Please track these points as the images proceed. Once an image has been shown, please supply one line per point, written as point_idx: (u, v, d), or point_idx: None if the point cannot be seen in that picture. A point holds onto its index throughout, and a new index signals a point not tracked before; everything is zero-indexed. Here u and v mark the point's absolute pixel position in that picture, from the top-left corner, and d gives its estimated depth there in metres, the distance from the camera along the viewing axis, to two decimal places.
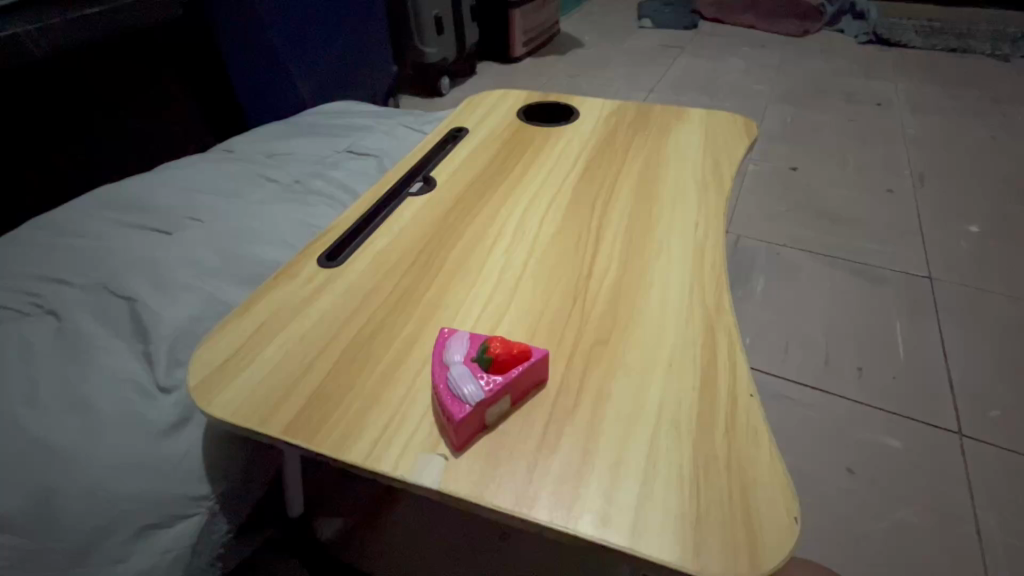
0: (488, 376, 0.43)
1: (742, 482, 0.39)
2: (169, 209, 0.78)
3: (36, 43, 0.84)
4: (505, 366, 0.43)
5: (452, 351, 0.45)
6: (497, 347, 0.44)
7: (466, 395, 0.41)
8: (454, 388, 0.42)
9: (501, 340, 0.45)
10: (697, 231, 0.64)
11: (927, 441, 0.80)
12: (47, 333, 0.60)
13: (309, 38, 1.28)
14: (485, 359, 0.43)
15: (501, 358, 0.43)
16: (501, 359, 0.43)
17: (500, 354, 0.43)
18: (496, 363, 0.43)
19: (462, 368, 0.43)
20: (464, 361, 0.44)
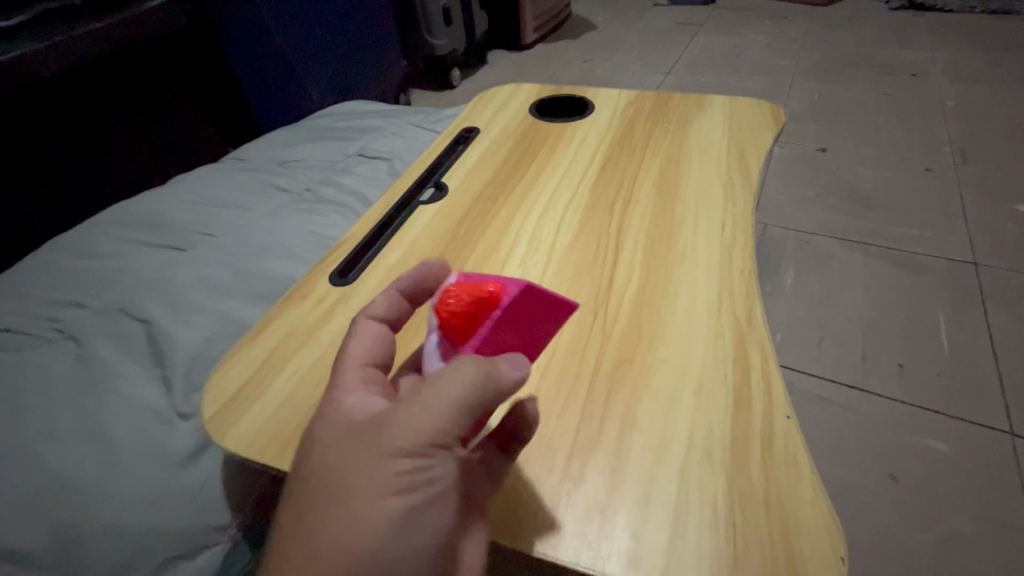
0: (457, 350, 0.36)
1: (783, 516, 0.36)
2: (181, 225, 0.77)
3: (44, 62, 0.84)
4: (469, 323, 0.36)
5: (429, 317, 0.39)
6: (455, 312, 0.36)
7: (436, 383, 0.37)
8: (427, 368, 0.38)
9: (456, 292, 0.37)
10: (724, 232, 0.61)
11: (975, 442, 0.75)
12: (67, 360, 0.60)
13: (316, 37, 1.25)
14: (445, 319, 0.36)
15: (463, 314, 0.36)
16: (459, 317, 0.36)
17: (459, 313, 0.36)
18: (456, 327, 0.36)
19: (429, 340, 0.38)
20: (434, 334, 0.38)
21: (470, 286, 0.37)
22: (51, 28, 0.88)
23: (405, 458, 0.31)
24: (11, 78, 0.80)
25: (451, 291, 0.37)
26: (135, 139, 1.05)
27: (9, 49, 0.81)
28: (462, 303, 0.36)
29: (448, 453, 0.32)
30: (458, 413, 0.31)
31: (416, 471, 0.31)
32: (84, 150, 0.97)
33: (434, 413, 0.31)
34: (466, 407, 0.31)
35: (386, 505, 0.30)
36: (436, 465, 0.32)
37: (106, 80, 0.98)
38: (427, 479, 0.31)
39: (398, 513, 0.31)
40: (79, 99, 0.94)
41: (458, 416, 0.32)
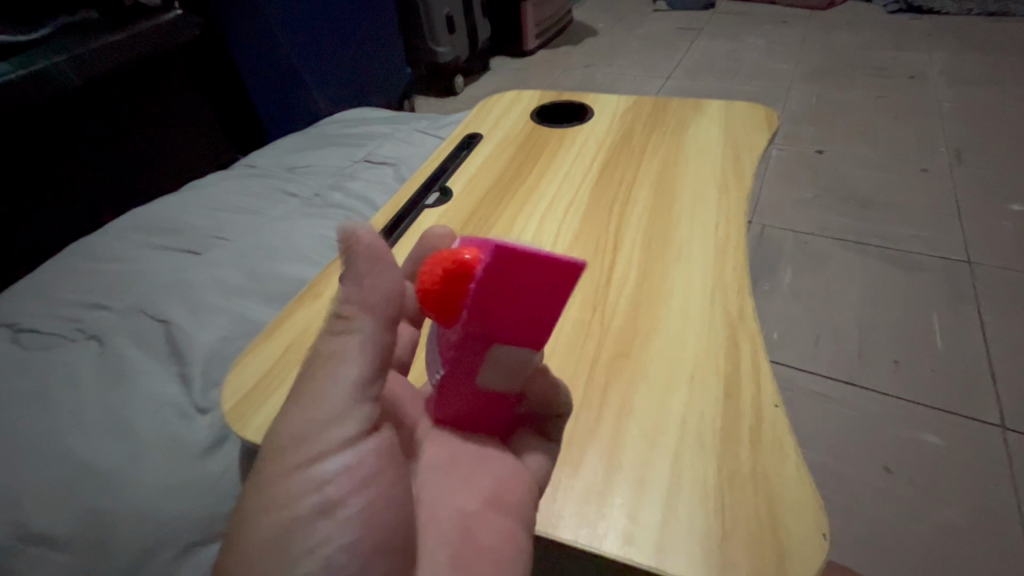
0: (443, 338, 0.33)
1: (769, 496, 0.38)
2: (196, 229, 0.80)
3: (66, 75, 0.87)
4: (442, 310, 0.31)
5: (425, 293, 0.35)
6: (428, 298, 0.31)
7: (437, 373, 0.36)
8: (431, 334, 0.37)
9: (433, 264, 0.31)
10: (718, 232, 0.63)
11: (968, 435, 0.77)
12: (91, 358, 0.62)
13: (323, 47, 1.29)
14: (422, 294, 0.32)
15: (434, 296, 0.31)
16: (430, 300, 0.31)
17: (429, 293, 0.31)
18: (427, 308, 0.32)
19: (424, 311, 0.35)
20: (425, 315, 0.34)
21: (443, 257, 0.31)
22: (72, 43, 0.91)
23: (295, 451, 0.31)
24: (32, 91, 0.83)
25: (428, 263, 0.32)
26: (150, 148, 1.09)
27: (34, 63, 0.85)
28: (433, 280, 0.31)
29: (345, 442, 0.31)
30: (346, 386, 0.32)
31: (310, 462, 0.31)
32: (102, 159, 1.00)
33: (328, 390, 0.32)
34: (357, 374, 0.33)
35: (281, 507, 0.30)
36: (328, 456, 0.31)
37: (124, 92, 1.02)
38: (321, 473, 0.31)
39: (293, 514, 0.30)
40: (98, 110, 0.98)
41: (349, 393, 0.32)
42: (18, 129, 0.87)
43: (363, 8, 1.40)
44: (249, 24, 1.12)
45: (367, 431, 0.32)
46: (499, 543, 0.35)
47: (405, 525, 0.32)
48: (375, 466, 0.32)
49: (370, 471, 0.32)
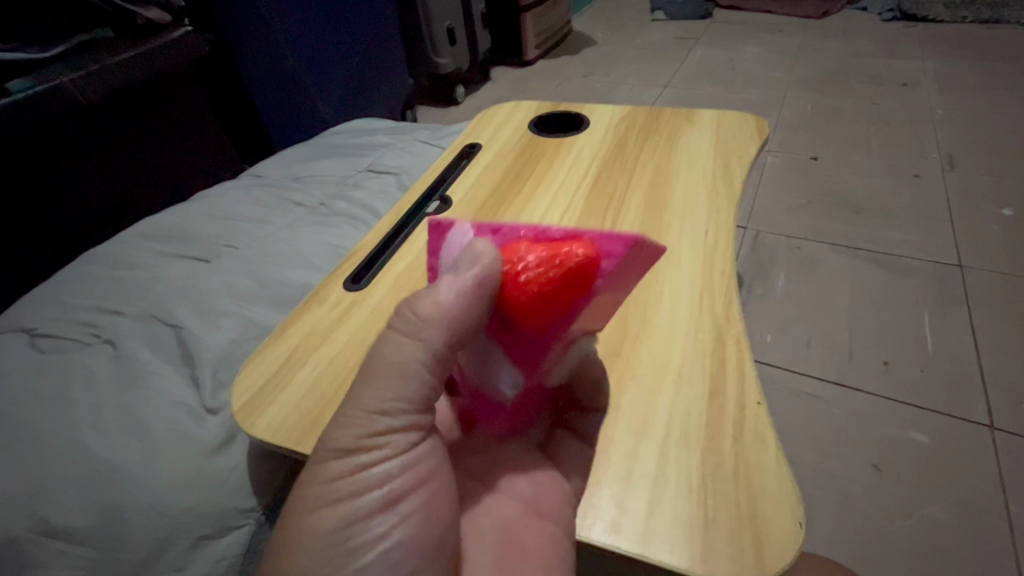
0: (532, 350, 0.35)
1: (749, 487, 0.41)
2: (206, 238, 0.83)
3: (82, 90, 0.91)
4: (549, 313, 0.33)
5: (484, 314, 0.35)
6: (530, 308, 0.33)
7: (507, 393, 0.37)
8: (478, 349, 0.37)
9: (528, 265, 0.33)
10: (706, 237, 0.66)
11: (955, 435, 0.79)
12: (106, 361, 0.65)
13: (326, 59, 1.33)
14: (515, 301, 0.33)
15: (544, 297, 0.32)
16: (536, 305, 0.33)
17: (538, 293, 0.32)
18: (529, 306, 0.33)
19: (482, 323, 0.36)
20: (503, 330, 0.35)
21: (546, 262, 0.33)
22: (86, 59, 0.95)
23: (348, 457, 0.34)
24: (51, 106, 0.86)
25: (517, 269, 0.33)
26: (160, 159, 1.12)
27: (51, 79, 0.88)
28: (542, 280, 0.32)
29: (398, 448, 0.34)
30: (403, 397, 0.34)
31: (366, 466, 0.34)
32: (114, 171, 1.03)
33: (385, 400, 0.34)
34: (415, 387, 0.35)
35: (335, 508, 0.33)
36: (381, 460, 0.34)
37: (135, 105, 1.05)
38: (374, 476, 0.33)
39: (347, 513, 0.33)
40: (110, 123, 1.01)
41: (407, 402, 0.35)
42: (37, 142, 0.90)
43: (366, 23, 1.45)
44: (257, 35, 1.15)
45: (419, 437, 0.35)
46: (540, 546, 0.38)
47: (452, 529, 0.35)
48: (424, 471, 0.35)
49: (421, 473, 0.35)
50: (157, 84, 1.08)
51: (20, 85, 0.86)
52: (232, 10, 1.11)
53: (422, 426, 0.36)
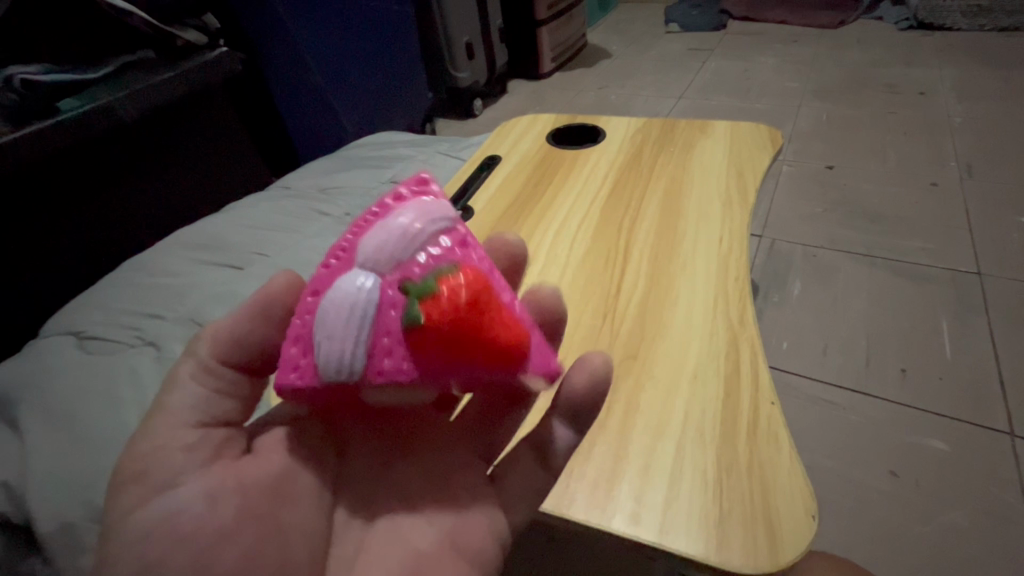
0: (391, 356, 0.32)
1: (763, 483, 0.43)
2: (239, 246, 0.88)
3: (126, 109, 0.96)
4: (440, 354, 0.32)
5: (371, 278, 0.33)
6: (435, 335, 0.32)
7: (326, 377, 0.33)
8: (347, 269, 0.35)
9: (467, 285, 0.33)
10: (721, 245, 0.68)
11: (975, 442, 0.79)
12: (150, 362, 0.69)
13: (351, 76, 1.40)
14: (430, 295, 0.32)
15: (442, 331, 0.31)
16: (438, 342, 0.32)
17: (449, 317, 0.32)
18: (436, 339, 0.32)
19: (386, 267, 0.34)
20: (372, 310, 0.33)
21: (482, 306, 0.32)
22: (129, 80, 1.00)
23: (136, 491, 0.32)
24: (97, 125, 0.92)
25: (460, 280, 0.33)
26: (193, 172, 1.17)
27: (99, 99, 0.93)
28: (465, 313, 0.32)
29: (183, 474, 0.33)
30: (189, 414, 0.35)
31: (157, 488, 0.32)
32: (151, 184, 1.09)
33: (177, 419, 0.34)
34: (197, 403, 0.35)
35: (134, 531, 0.31)
36: (170, 481, 0.32)
37: (172, 122, 1.10)
38: (167, 507, 0.32)
39: (142, 530, 0.31)
40: (148, 139, 1.06)
41: (187, 424, 0.35)
42: (82, 157, 0.96)
43: (387, 39, 1.50)
44: (287, 57, 1.22)
45: (220, 453, 0.35)
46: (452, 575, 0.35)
47: (281, 545, 0.33)
48: (212, 487, 0.33)
49: (219, 500, 0.32)
50: (194, 102, 1.14)
51: (70, 106, 0.92)
52: (262, 27, 1.16)
53: (211, 445, 0.35)
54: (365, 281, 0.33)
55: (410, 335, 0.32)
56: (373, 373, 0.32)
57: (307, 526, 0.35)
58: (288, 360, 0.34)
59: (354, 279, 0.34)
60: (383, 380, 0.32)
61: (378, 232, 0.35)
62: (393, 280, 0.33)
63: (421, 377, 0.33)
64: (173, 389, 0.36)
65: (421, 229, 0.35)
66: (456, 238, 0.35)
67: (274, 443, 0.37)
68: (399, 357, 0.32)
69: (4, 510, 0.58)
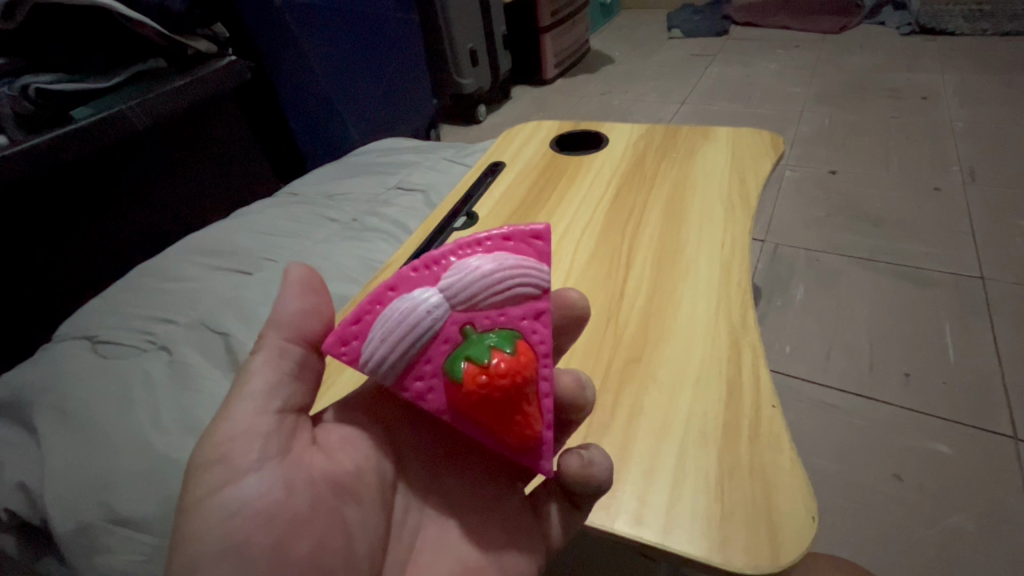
0: (424, 375, 0.38)
1: (765, 484, 0.44)
2: (248, 252, 0.89)
3: (138, 117, 0.98)
4: (464, 408, 0.37)
5: (440, 305, 0.38)
6: (467, 392, 0.36)
7: (366, 367, 0.38)
8: (428, 284, 0.39)
9: (510, 366, 0.36)
10: (723, 250, 0.69)
11: (979, 446, 0.79)
12: (162, 365, 0.71)
13: (357, 84, 1.42)
14: (477, 359, 0.36)
15: (473, 395, 0.36)
16: (466, 401, 0.36)
17: (483, 388, 0.35)
18: (466, 398, 0.36)
19: (459, 305, 0.38)
20: (428, 330, 0.37)
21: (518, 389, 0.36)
22: (141, 89, 1.02)
23: (217, 473, 0.34)
24: (109, 132, 0.94)
25: (508, 357, 0.36)
26: (202, 177, 1.19)
27: (111, 108, 0.95)
28: (496, 392, 0.36)
29: (260, 462, 0.35)
30: (267, 401, 0.37)
31: (233, 477, 0.34)
32: (161, 189, 1.11)
33: (243, 409, 0.36)
34: (272, 389, 0.38)
35: (217, 520, 0.33)
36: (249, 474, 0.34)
37: (182, 129, 1.12)
38: (246, 493, 0.34)
39: (228, 519, 0.33)
40: (159, 145, 1.08)
41: (266, 409, 0.37)
42: (95, 164, 0.97)
43: (393, 47, 1.52)
44: (294, 66, 1.24)
45: (291, 446, 0.37)
46: None
47: (355, 543, 0.36)
48: (290, 485, 0.35)
49: (295, 489, 0.35)
50: (204, 110, 1.15)
51: (83, 114, 0.94)
52: (266, 24, 1.17)
53: (283, 434, 0.37)
54: (436, 306, 0.38)
55: (447, 374, 0.37)
56: (404, 382, 0.38)
57: (368, 523, 0.38)
58: (341, 334, 0.39)
59: (428, 299, 0.38)
60: (408, 392, 0.38)
61: (470, 269, 0.39)
62: (459, 317, 0.38)
63: (440, 409, 0.38)
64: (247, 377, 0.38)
65: (509, 286, 0.39)
66: (531, 310, 0.39)
67: (339, 440, 0.40)
68: (429, 382, 0.38)
69: (22, 511, 0.59)
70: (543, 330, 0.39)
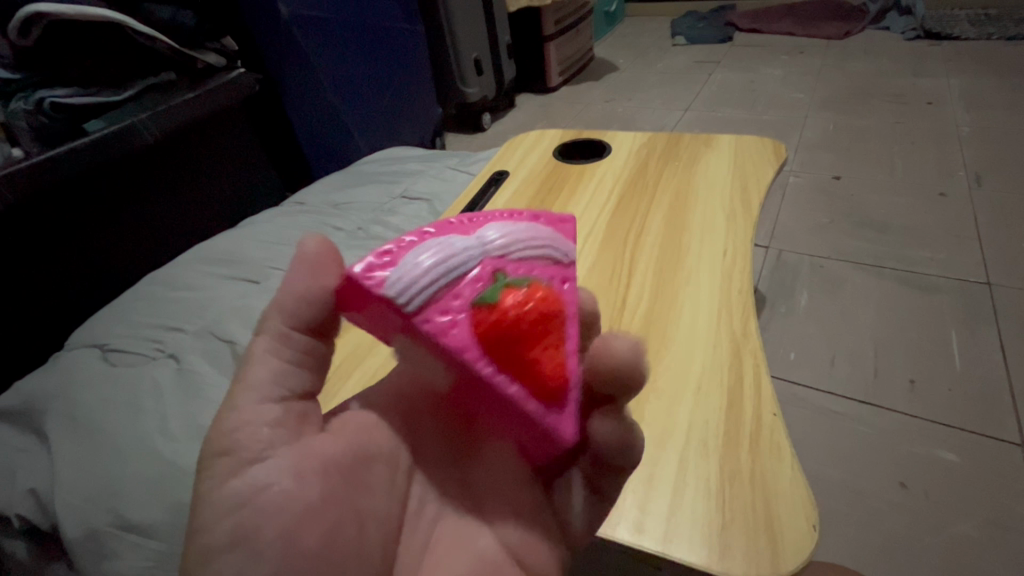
0: (450, 310, 0.37)
1: (765, 492, 0.44)
2: (255, 261, 0.91)
3: (148, 129, 1.00)
4: (496, 343, 0.36)
5: (479, 249, 0.39)
6: (506, 322, 0.36)
7: (391, 294, 0.36)
8: (464, 236, 0.40)
9: (538, 300, 0.37)
10: (724, 258, 0.69)
11: (986, 454, 0.79)
12: (170, 373, 0.72)
13: (363, 94, 1.44)
14: (515, 291, 0.37)
15: (506, 324, 0.36)
16: (500, 334, 0.36)
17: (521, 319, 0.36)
18: (502, 329, 0.36)
19: (493, 252, 0.40)
20: (464, 267, 0.38)
21: (553, 329, 0.37)
22: (151, 102, 1.04)
23: (226, 464, 0.32)
24: (120, 145, 0.96)
25: (545, 294, 0.38)
26: (210, 186, 1.21)
27: (122, 120, 0.97)
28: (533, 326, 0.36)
29: (269, 450, 0.33)
30: (272, 388, 0.35)
31: (242, 468, 0.33)
32: (170, 199, 1.13)
33: (248, 401, 0.34)
34: (277, 376, 0.35)
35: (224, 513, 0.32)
36: (258, 465, 0.33)
37: (192, 140, 1.14)
38: (255, 482, 0.32)
39: (235, 511, 0.32)
40: (169, 156, 1.10)
41: (270, 397, 0.35)
42: (105, 175, 0.99)
43: (398, 56, 1.54)
44: (300, 78, 1.26)
45: (300, 434, 0.35)
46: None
47: (368, 535, 0.36)
48: (301, 475, 0.34)
49: (306, 479, 0.34)
50: (214, 120, 1.17)
51: (95, 126, 0.96)
52: (273, 33, 1.18)
53: (291, 421, 0.35)
54: (473, 249, 0.39)
55: (481, 305, 0.37)
56: (426, 315, 0.36)
57: (383, 515, 0.37)
58: (371, 264, 0.37)
59: (465, 243, 0.39)
60: (430, 325, 0.36)
61: (509, 227, 0.41)
62: (496, 263, 0.39)
63: (464, 345, 0.36)
64: (249, 365, 0.35)
65: (543, 247, 0.41)
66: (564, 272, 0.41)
67: (351, 431, 0.38)
68: (456, 319, 0.36)
69: (33, 517, 0.60)
70: (571, 293, 0.41)
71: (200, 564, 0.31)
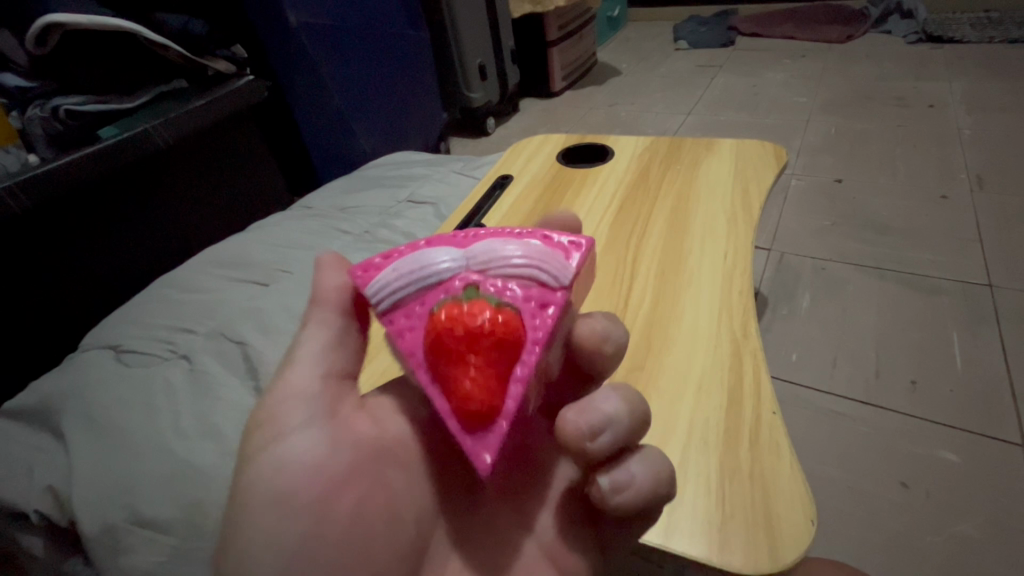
0: (410, 314, 0.37)
1: (764, 487, 0.45)
2: (264, 264, 0.93)
3: (161, 134, 1.02)
4: (433, 355, 0.35)
5: (458, 261, 0.38)
6: (438, 334, 0.34)
7: (371, 293, 0.39)
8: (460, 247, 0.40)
9: (484, 318, 0.34)
10: (726, 261, 0.70)
11: (987, 455, 0.79)
12: (181, 373, 0.73)
13: (369, 99, 1.46)
14: (463, 307, 0.35)
15: (441, 336, 0.34)
16: (434, 347, 0.35)
17: (456, 334, 0.34)
18: (437, 341, 0.34)
19: (474, 266, 0.38)
20: (436, 276, 0.38)
21: (491, 351, 0.34)
22: (164, 108, 1.07)
23: (271, 429, 0.38)
24: (134, 151, 0.98)
25: (495, 316, 0.35)
26: (218, 192, 1.23)
27: (136, 126, 1.00)
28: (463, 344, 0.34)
29: (308, 422, 0.38)
30: (314, 365, 0.41)
31: (286, 435, 0.38)
32: (180, 204, 1.15)
33: (295, 377, 0.40)
34: (318, 354, 0.41)
35: (269, 473, 0.37)
36: (298, 432, 0.38)
37: (203, 146, 1.16)
38: (293, 448, 0.37)
39: (276, 472, 0.37)
40: (181, 161, 1.13)
41: (313, 372, 0.40)
42: (118, 180, 1.02)
43: (402, 62, 1.56)
44: (309, 85, 1.28)
45: (335, 409, 0.40)
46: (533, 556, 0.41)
47: (397, 507, 0.39)
48: (335, 445, 0.38)
49: (339, 449, 0.38)
50: (224, 127, 1.20)
51: (109, 132, 0.98)
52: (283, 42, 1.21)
53: (328, 397, 0.40)
54: (453, 261, 0.38)
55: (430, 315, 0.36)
56: (390, 315, 0.38)
57: (411, 490, 0.40)
58: (369, 263, 0.41)
59: (450, 252, 0.39)
60: (391, 326, 0.38)
61: (504, 243, 0.40)
62: (467, 275, 0.38)
63: (412, 350, 0.36)
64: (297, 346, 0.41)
65: (529, 268, 0.38)
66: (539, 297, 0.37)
67: (381, 415, 0.42)
68: (413, 325, 0.37)
69: (52, 513, 0.62)
70: (544, 320, 0.37)
71: (246, 515, 0.36)
